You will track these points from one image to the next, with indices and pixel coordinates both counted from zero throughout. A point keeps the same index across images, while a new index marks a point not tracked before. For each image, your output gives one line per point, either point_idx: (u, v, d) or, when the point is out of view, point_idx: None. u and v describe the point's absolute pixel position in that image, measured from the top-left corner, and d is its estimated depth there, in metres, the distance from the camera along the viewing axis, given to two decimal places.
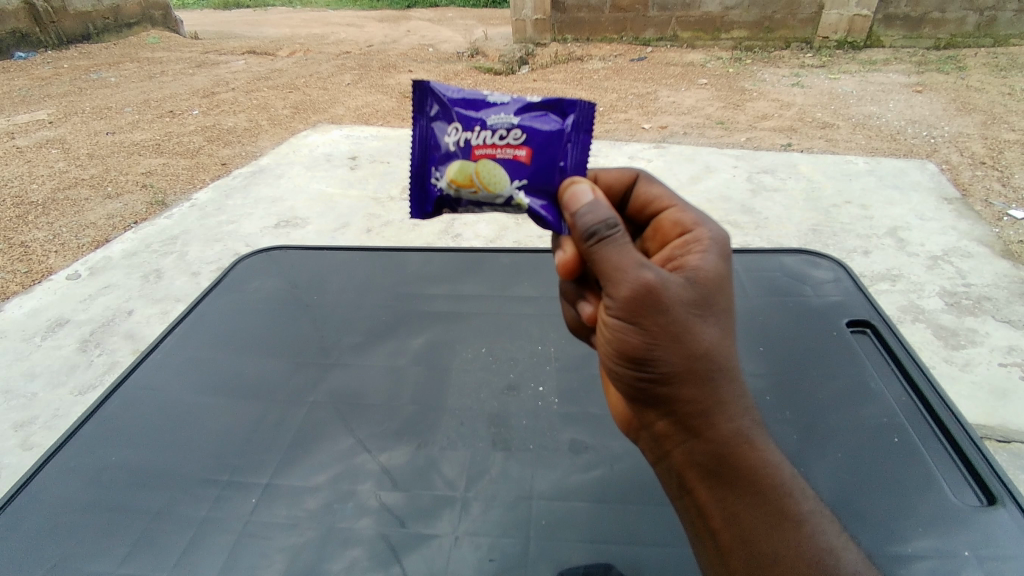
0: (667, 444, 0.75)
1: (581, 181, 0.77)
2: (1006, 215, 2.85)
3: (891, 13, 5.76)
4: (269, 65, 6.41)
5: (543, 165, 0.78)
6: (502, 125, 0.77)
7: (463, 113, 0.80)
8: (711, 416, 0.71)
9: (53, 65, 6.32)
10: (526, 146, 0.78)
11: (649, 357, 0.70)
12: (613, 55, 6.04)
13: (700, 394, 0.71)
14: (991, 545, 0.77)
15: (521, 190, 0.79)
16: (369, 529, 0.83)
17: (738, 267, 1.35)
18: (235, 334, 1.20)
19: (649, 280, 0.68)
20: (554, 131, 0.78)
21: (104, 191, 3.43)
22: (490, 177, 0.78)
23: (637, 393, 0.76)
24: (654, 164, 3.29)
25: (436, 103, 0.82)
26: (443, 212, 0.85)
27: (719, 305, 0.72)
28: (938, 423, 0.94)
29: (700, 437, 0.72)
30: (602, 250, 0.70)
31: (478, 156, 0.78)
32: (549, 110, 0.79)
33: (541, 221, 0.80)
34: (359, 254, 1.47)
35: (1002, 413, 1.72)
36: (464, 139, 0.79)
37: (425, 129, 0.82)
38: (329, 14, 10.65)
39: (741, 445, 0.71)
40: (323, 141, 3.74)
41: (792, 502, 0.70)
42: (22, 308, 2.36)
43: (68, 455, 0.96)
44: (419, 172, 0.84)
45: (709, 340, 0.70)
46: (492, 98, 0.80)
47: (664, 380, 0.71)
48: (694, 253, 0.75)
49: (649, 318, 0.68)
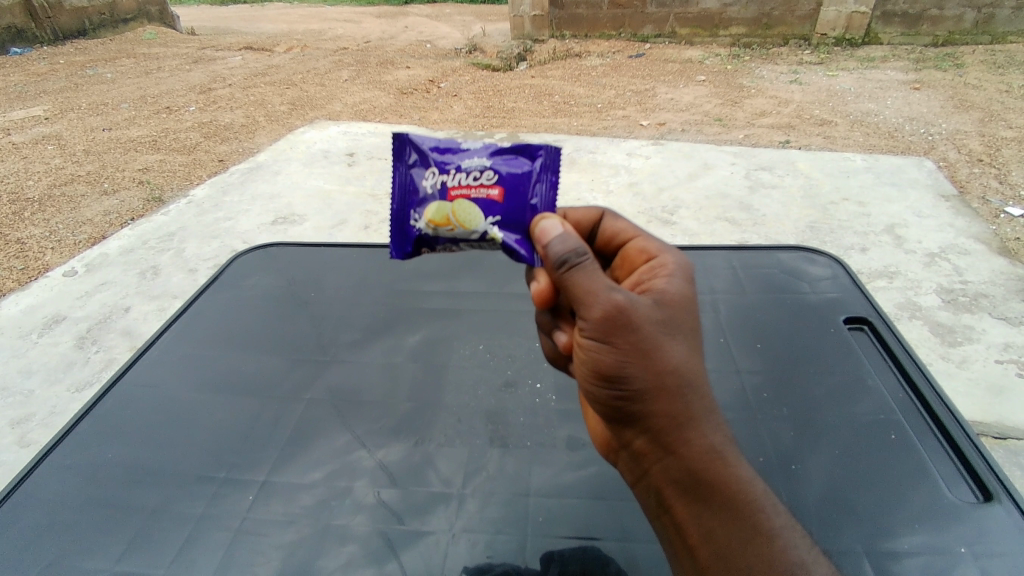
0: (645, 461, 0.74)
1: (549, 217, 0.77)
2: (1003, 213, 2.85)
3: (889, 11, 5.75)
4: (266, 60, 6.39)
5: (517, 204, 0.79)
6: (475, 166, 0.78)
7: (438, 157, 0.81)
8: (684, 432, 0.71)
9: (48, 61, 6.28)
10: (498, 185, 0.78)
11: (623, 375, 0.70)
12: (611, 51, 6.04)
13: (674, 408, 0.70)
14: (985, 541, 0.77)
15: (495, 226, 0.79)
16: (364, 526, 0.83)
17: (733, 262, 1.35)
18: (232, 331, 1.20)
19: (617, 302, 0.68)
20: (524, 172, 0.79)
21: (100, 188, 3.42)
22: (467, 216, 0.78)
23: (613, 412, 0.74)
24: (651, 161, 3.30)
25: (414, 152, 0.83)
26: (423, 251, 0.84)
27: (685, 324, 0.72)
28: (935, 419, 0.94)
29: (674, 454, 0.71)
30: (573, 277, 0.69)
31: (455, 197, 0.78)
32: (519, 153, 0.80)
33: (514, 254, 0.80)
34: (357, 251, 1.46)
35: (999, 409, 1.73)
36: (440, 181, 0.79)
37: (406, 178, 0.82)
38: (327, 10, 10.61)
39: (714, 461, 0.70)
40: (321, 137, 3.74)
41: (764, 518, 0.68)
42: (18, 305, 2.35)
43: (65, 451, 0.95)
44: (399, 214, 0.83)
45: (677, 356, 0.70)
46: (466, 145, 0.82)
47: (639, 398, 0.70)
48: (659, 278, 0.75)
49: (621, 338, 0.68)
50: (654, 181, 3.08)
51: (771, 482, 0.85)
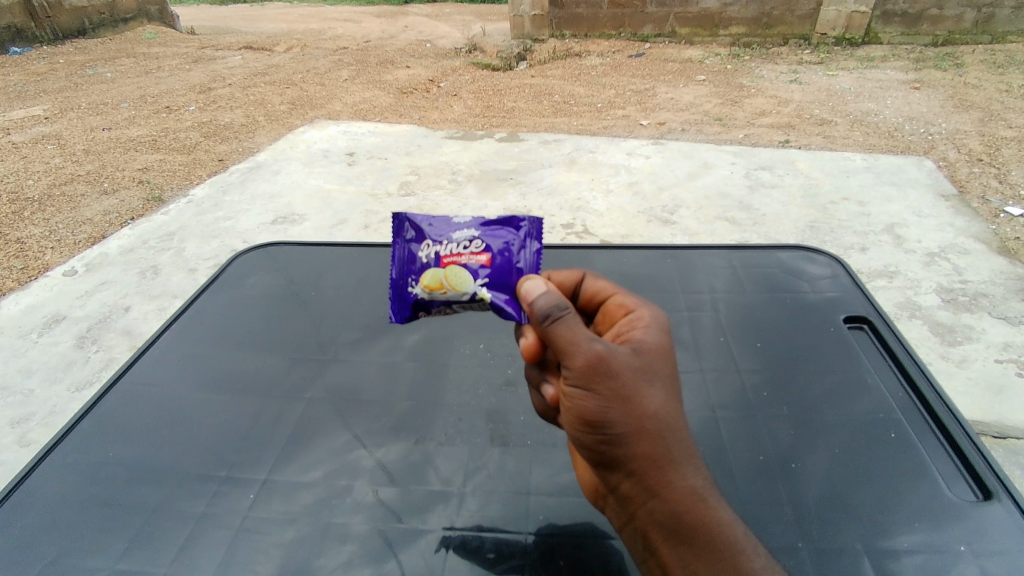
0: (632, 505, 0.67)
1: (533, 278, 0.76)
2: (1003, 212, 2.85)
3: (889, 10, 5.75)
4: (266, 60, 6.39)
5: (505, 267, 0.80)
6: (465, 237, 0.81)
7: (432, 231, 0.84)
8: (666, 473, 0.65)
9: (48, 61, 6.28)
10: (486, 252, 0.80)
11: (604, 421, 0.65)
12: (611, 51, 6.05)
13: (656, 451, 0.65)
14: (984, 539, 0.77)
15: (484, 287, 0.79)
16: (363, 525, 0.83)
17: (733, 262, 1.35)
18: (232, 331, 1.20)
19: (599, 351, 0.65)
20: (510, 240, 0.82)
21: (100, 187, 3.42)
22: (459, 279, 0.79)
23: (596, 459, 0.69)
24: (651, 161, 3.31)
25: (411, 228, 0.86)
26: (421, 314, 0.85)
27: (665, 371, 0.69)
28: (934, 418, 0.94)
29: (657, 497, 0.65)
30: (553, 327, 0.66)
31: (447, 263, 0.80)
32: (505, 225, 0.83)
33: (503, 314, 0.79)
34: (357, 250, 1.46)
35: (998, 409, 1.73)
36: (434, 252, 0.82)
37: (404, 252, 0.85)
38: (326, 9, 10.61)
39: (696, 503, 0.65)
40: (321, 137, 3.74)
41: (746, 558, 0.62)
42: (18, 305, 2.35)
43: (66, 449, 0.96)
44: (398, 283, 0.84)
45: (658, 400, 0.65)
46: (457, 220, 0.85)
47: (621, 444, 0.65)
48: (637, 329, 0.73)
49: (601, 383, 0.64)
50: (654, 181, 3.08)
51: (770, 480, 0.85)
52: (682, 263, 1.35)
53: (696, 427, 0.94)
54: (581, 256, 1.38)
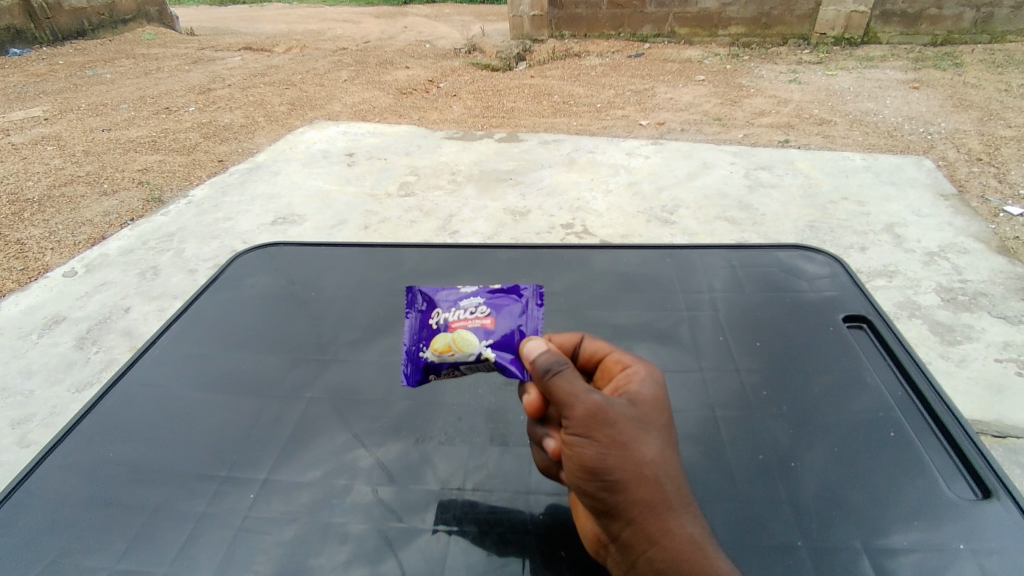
0: (631, 553, 0.64)
1: (535, 339, 0.76)
2: (1002, 212, 2.84)
3: (888, 10, 5.73)
4: (265, 61, 6.40)
5: (509, 328, 0.80)
6: (472, 304, 0.83)
7: (442, 299, 0.86)
8: (665, 520, 0.63)
9: (48, 62, 6.29)
10: (492, 316, 0.81)
11: (603, 468, 0.64)
12: (611, 51, 6.06)
13: (654, 497, 0.63)
14: (982, 538, 0.77)
15: (489, 347, 0.78)
16: (363, 526, 0.83)
17: (732, 261, 1.35)
18: (232, 332, 1.19)
19: (597, 402, 0.65)
20: (512, 304, 0.83)
21: (100, 188, 3.43)
22: (465, 340, 0.79)
23: (595, 507, 0.67)
24: (651, 161, 3.32)
25: (424, 299, 0.88)
26: (432, 378, 0.83)
27: (659, 422, 0.68)
28: (934, 417, 0.94)
29: (656, 544, 0.63)
30: (553, 380, 0.67)
31: (455, 327, 0.81)
32: (507, 292, 0.85)
33: (506, 373, 0.77)
34: (357, 251, 1.45)
35: (998, 408, 1.73)
36: (444, 318, 0.83)
37: (416, 321, 0.87)
38: (326, 10, 10.60)
39: (696, 552, 0.62)
40: (320, 138, 3.75)
41: None
42: (18, 306, 2.35)
43: (68, 449, 0.96)
44: (411, 350, 0.85)
45: (654, 448, 0.65)
46: (465, 290, 0.88)
47: (619, 491, 0.64)
48: (633, 383, 0.72)
49: (601, 431, 0.64)
50: (653, 181, 3.09)
51: (769, 479, 0.85)
52: (682, 262, 1.35)
53: (696, 426, 0.94)
54: (581, 255, 1.38)
